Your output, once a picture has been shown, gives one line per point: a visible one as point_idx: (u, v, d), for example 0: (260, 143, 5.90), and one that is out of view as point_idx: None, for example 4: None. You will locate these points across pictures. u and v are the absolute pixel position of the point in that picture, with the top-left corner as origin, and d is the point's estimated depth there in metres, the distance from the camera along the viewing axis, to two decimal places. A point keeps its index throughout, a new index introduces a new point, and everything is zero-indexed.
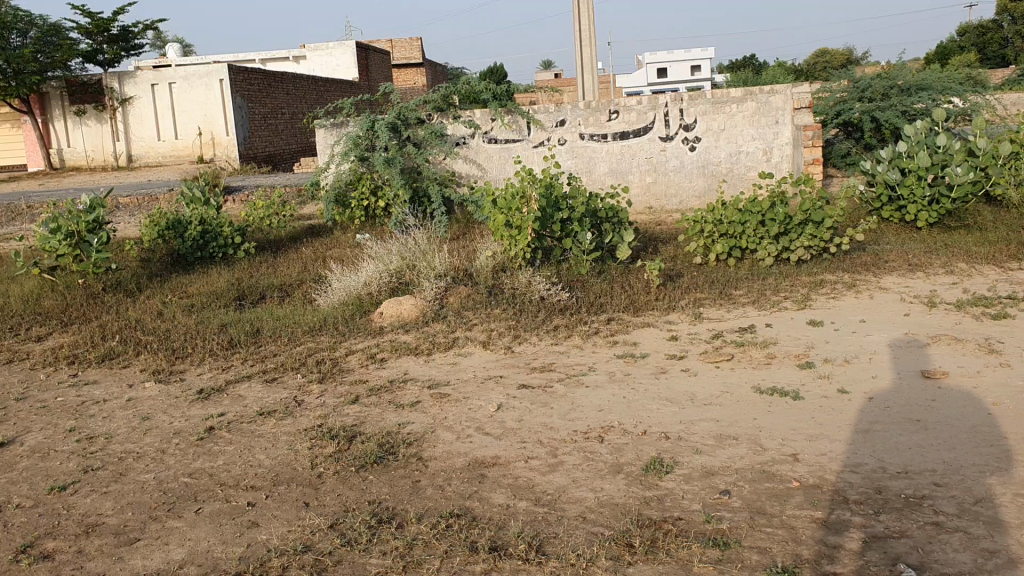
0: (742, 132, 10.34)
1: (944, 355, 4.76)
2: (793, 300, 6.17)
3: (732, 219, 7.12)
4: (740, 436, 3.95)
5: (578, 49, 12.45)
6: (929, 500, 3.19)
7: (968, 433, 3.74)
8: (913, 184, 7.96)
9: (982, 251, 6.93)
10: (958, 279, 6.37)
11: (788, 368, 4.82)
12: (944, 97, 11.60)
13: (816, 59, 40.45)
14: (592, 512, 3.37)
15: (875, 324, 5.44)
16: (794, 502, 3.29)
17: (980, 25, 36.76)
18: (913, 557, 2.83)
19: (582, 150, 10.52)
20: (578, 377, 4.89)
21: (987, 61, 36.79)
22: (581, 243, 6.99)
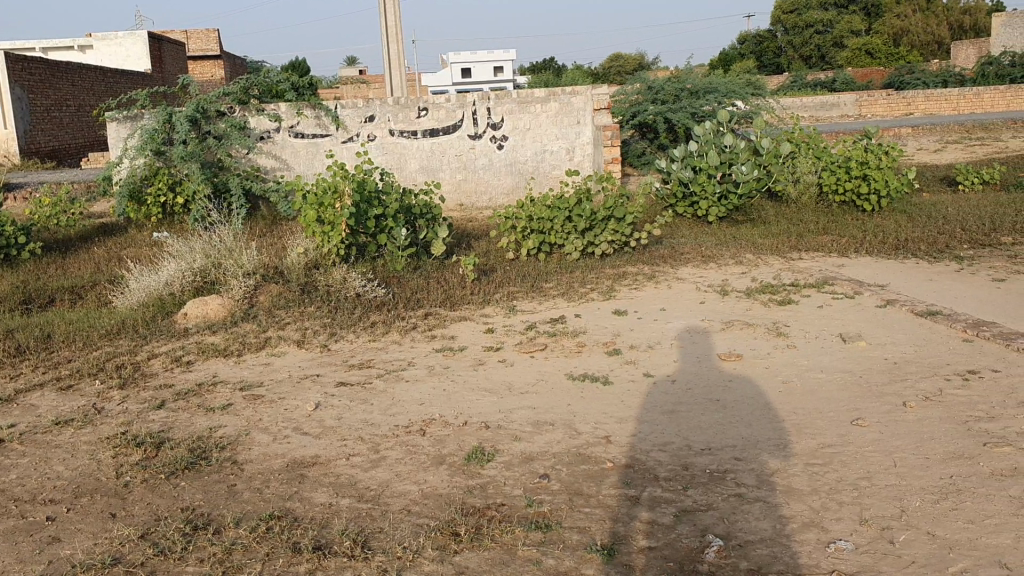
0: (547, 131, 10.68)
1: (738, 338, 5.09)
2: (600, 292, 6.40)
3: (542, 215, 7.29)
4: (556, 422, 4.07)
5: (385, 45, 12.35)
6: (731, 474, 3.41)
7: (761, 410, 4.03)
8: (704, 182, 8.45)
9: (767, 244, 7.45)
10: (746, 269, 6.82)
11: (598, 355, 5.01)
12: (730, 101, 12.37)
13: (611, 63, 42.03)
14: (416, 504, 3.38)
15: (674, 313, 5.74)
16: (609, 482, 3.43)
17: (757, 34, 39.48)
18: (719, 528, 3.02)
19: (393, 146, 10.48)
20: (396, 372, 4.88)
21: (763, 68, 39.33)
22: (396, 239, 7.00)
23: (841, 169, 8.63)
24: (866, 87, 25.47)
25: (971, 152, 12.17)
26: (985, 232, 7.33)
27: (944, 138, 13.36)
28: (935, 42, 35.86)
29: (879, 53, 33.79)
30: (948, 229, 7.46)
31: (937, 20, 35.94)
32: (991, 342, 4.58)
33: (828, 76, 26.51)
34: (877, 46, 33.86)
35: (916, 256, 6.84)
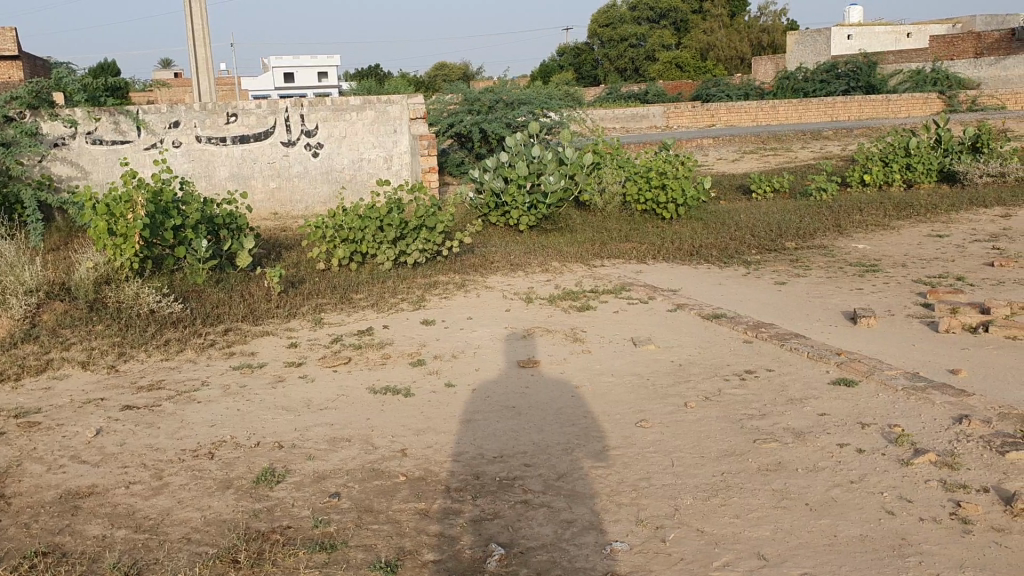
0: (362, 140, 10.54)
1: (540, 345, 5.18)
2: (409, 301, 6.38)
3: (353, 225, 7.14)
4: (352, 437, 4.00)
5: (192, 50, 11.89)
6: (519, 481, 3.45)
7: (554, 415, 4.11)
8: (514, 192, 8.59)
9: (572, 252, 7.66)
10: (551, 276, 6.99)
11: (401, 366, 4.97)
12: (542, 111, 12.66)
13: (434, 71, 42.19)
14: (197, 532, 3.24)
15: (480, 321, 5.79)
16: (400, 496, 3.40)
17: (576, 46, 40.73)
18: (503, 536, 3.05)
19: (200, 153, 10.08)
20: (189, 393, 4.67)
21: (581, 80, 40.54)
22: (195, 251, 6.71)
23: (643, 179, 9.00)
24: (675, 100, 26.71)
25: (765, 162, 12.94)
26: (771, 238, 7.81)
27: (741, 148, 14.17)
28: (738, 57, 38.01)
29: (687, 67, 35.48)
30: (740, 235, 7.90)
31: (739, 36, 38.26)
32: (768, 342, 4.87)
33: (641, 87, 27.67)
34: (686, 60, 35.58)
35: (708, 261, 7.21)
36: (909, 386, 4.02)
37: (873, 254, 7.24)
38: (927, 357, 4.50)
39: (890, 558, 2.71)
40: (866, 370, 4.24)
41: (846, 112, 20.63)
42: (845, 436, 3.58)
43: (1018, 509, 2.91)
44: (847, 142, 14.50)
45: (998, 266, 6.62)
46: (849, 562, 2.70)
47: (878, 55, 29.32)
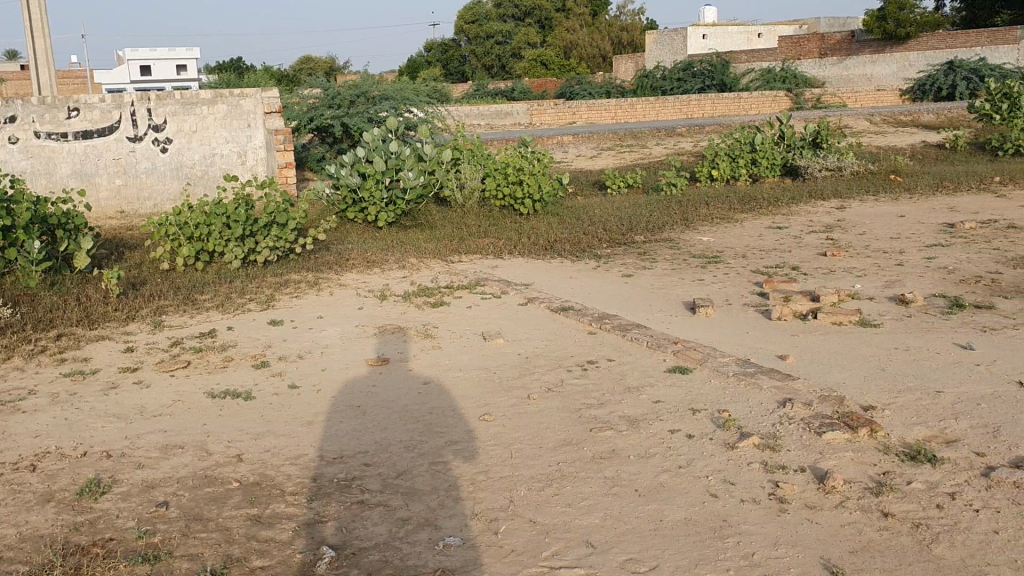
0: (214, 134, 10.20)
1: (389, 342, 5.14)
2: (257, 301, 6.21)
3: (198, 222, 6.91)
4: (186, 443, 3.87)
5: (29, 41, 11.25)
6: (357, 480, 3.41)
7: (398, 412, 4.08)
8: (371, 188, 8.50)
9: (429, 248, 7.63)
10: (407, 273, 6.94)
11: (243, 369, 4.83)
12: (404, 107, 12.58)
13: (298, 66, 41.38)
14: (11, 549, 3.05)
15: (329, 320, 5.70)
16: (232, 503, 3.31)
17: (442, 42, 40.76)
18: (336, 538, 3.00)
19: (39, 150, 9.58)
20: (13, 403, 4.41)
21: (449, 76, 40.57)
22: (28, 252, 6.33)
23: (500, 174, 9.06)
24: (541, 97, 27.02)
25: (621, 159, 13.24)
26: (622, 232, 8.00)
27: (600, 145, 14.45)
28: (600, 55, 38.74)
29: (552, 65, 35.96)
30: (594, 229, 8.06)
31: (601, 34, 39.02)
32: (612, 333, 4.97)
33: (507, 84, 27.88)
34: (551, 57, 36.08)
35: (562, 255, 7.32)
36: (740, 372, 4.18)
37: (718, 245, 7.51)
38: (759, 345, 4.69)
39: (711, 539, 2.81)
40: (701, 358, 4.39)
41: (701, 111, 21.36)
42: (676, 422, 3.70)
43: (830, 486, 3.07)
44: (700, 138, 14.99)
45: (830, 255, 6.98)
46: (672, 546, 2.78)
47: (730, 54, 30.52)
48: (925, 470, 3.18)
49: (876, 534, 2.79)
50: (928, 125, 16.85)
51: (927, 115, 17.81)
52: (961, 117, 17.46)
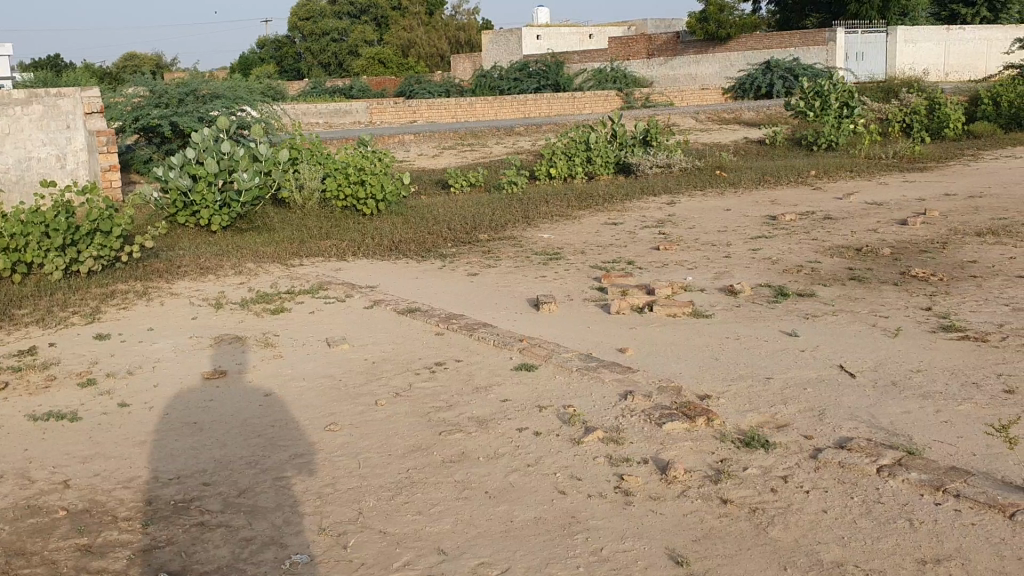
0: (29, 137, 9.50)
1: (227, 353, 4.94)
2: (82, 314, 5.85)
3: (12, 231, 6.45)
4: (5, 472, 3.59)
5: None
6: (196, 501, 3.25)
7: (239, 427, 3.93)
8: (204, 191, 8.18)
9: (268, 251, 7.41)
10: (244, 278, 6.72)
11: (67, 388, 4.53)
12: (238, 106, 12.17)
13: (121, 63, 39.39)
14: None
15: (162, 332, 5.43)
16: (59, 534, 3.09)
17: (276, 40, 39.80)
18: (176, 564, 2.86)
19: None
20: None
21: (284, 74, 39.63)
22: None
23: (340, 174, 8.92)
24: (380, 96, 26.80)
25: (462, 158, 13.29)
26: (465, 231, 8.02)
27: (440, 144, 14.46)
28: (438, 54, 38.74)
29: (390, 63, 35.71)
30: (437, 229, 8.04)
31: (438, 33, 39.03)
32: (457, 334, 4.97)
33: (344, 83, 27.52)
34: (388, 56, 35.83)
35: (406, 255, 7.26)
36: (583, 366, 4.27)
37: (558, 242, 7.65)
38: (601, 339, 4.80)
39: (561, 537, 2.84)
40: (545, 355, 4.45)
41: (538, 110, 21.72)
42: (523, 420, 3.73)
43: (672, 476, 3.17)
44: (537, 137, 15.24)
45: (663, 249, 7.23)
46: (522, 546, 2.80)
47: (565, 54, 31.24)
48: (759, 455, 3.33)
49: (717, 521, 2.89)
50: (748, 123, 17.77)
51: (748, 113, 18.78)
52: (778, 114, 18.51)
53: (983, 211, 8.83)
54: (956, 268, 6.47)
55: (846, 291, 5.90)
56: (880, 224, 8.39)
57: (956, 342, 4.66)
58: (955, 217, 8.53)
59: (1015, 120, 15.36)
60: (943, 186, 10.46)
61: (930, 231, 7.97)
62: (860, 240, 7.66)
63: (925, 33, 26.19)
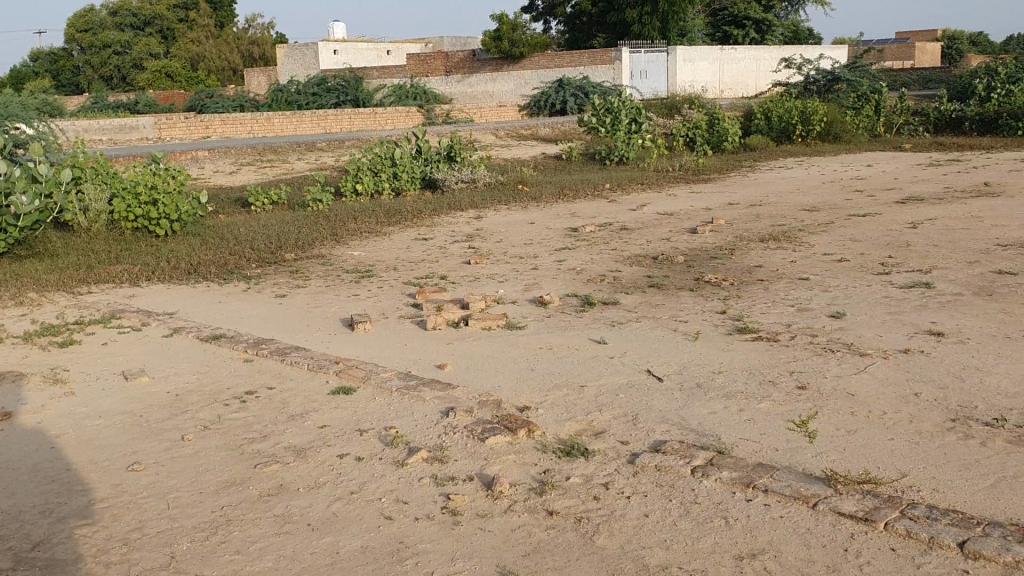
0: None
1: (10, 393, 4.52)
2: None
3: None
4: None
5: None
6: None
7: (29, 473, 3.59)
8: None
9: (51, 279, 6.86)
10: (26, 309, 6.18)
11: None
12: (12, 123, 11.25)
13: None
14: None
15: None
16: None
17: (50, 52, 37.28)
18: None
19: None
20: None
21: (60, 88, 37.13)
22: None
23: (130, 194, 8.42)
24: (168, 111, 25.61)
25: (261, 175, 12.89)
26: (269, 250, 7.75)
27: (237, 160, 13.97)
28: (230, 68, 37.48)
29: (178, 77, 34.22)
30: (240, 249, 7.74)
31: (229, 47, 37.80)
32: (268, 359, 4.78)
33: (130, 98, 26.11)
34: (176, 69, 34.33)
35: (207, 278, 6.94)
36: (402, 386, 4.21)
37: (367, 259, 7.55)
38: (417, 357, 4.76)
39: (390, 564, 2.77)
40: (362, 376, 4.35)
41: (338, 125, 21.43)
42: (343, 445, 3.63)
43: (497, 491, 3.17)
44: (339, 153, 15.03)
45: (473, 263, 7.29)
46: None
47: (363, 70, 31.08)
48: (580, 464, 3.39)
49: (545, 533, 2.91)
50: (545, 139, 18.31)
51: (544, 129, 19.36)
52: (573, 130, 19.20)
53: (763, 218, 9.46)
54: (744, 273, 6.89)
55: (648, 298, 6.15)
56: (673, 233, 8.82)
57: (751, 342, 4.95)
58: (740, 225, 9.10)
59: (784, 133, 16.63)
60: (728, 196, 11.15)
61: (719, 238, 8.47)
62: (656, 248, 8.03)
63: (700, 52, 28.03)
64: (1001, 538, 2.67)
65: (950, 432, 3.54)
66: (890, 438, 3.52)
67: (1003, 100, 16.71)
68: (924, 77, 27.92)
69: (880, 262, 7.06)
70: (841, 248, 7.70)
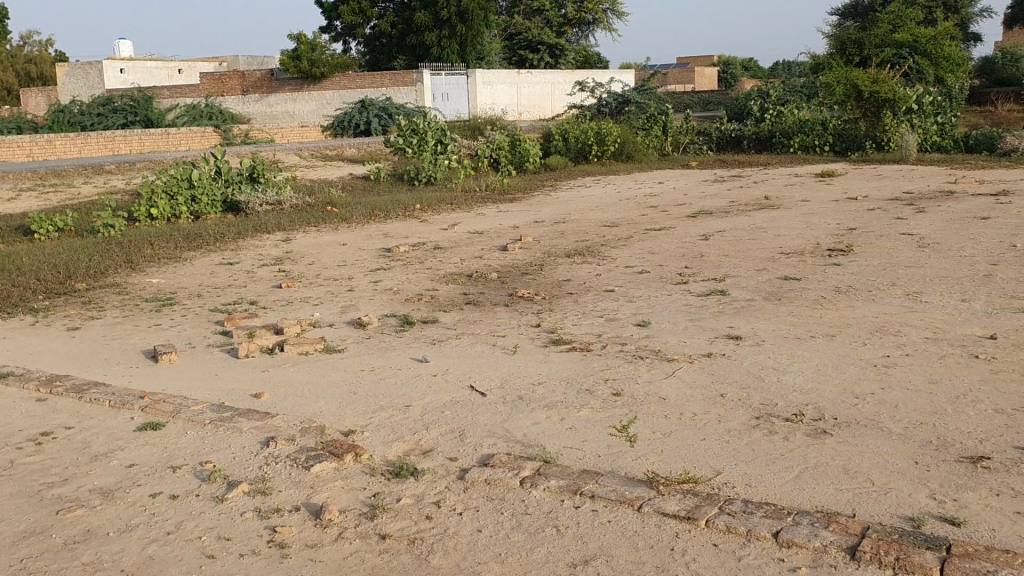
0: None
1: None
2: None
3: None
4: None
5: None
6: None
7: None
8: None
9: None
10: None
11: None
12: None
13: None
14: None
15: None
16: None
17: None
18: None
19: None
20: None
21: None
22: None
23: None
24: None
25: (45, 200, 12.04)
26: (58, 281, 7.24)
27: (16, 185, 12.98)
28: (4, 88, 34.83)
29: None
30: (24, 280, 7.18)
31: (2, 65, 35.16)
32: (64, 397, 4.44)
33: None
34: None
35: None
36: (216, 418, 4.02)
37: (169, 286, 7.19)
38: (230, 387, 4.57)
39: None
40: (172, 411, 4.12)
41: (128, 147, 20.33)
42: (156, 484, 3.42)
43: (327, 519, 3.08)
44: (130, 175, 14.27)
45: (284, 286, 7.10)
46: None
47: (153, 89, 29.72)
48: (409, 485, 3.35)
49: (378, 558, 2.85)
50: (351, 160, 18.14)
51: (349, 149, 19.18)
52: (378, 151, 19.13)
53: (568, 234, 9.76)
54: (555, 287, 7.07)
55: (464, 314, 6.20)
56: (484, 250, 8.93)
57: (568, 353, 5.07)
58: (547, 241, 9.34)
59: (581, 153, 17.25)
60: (534, 214, 11.44)
61: (528, 254, 8.66)
62: (468, 266, 8.11)
63: (498, 75, 28.70)
64: (809, 525, 2.85)
65: (755, 429, 3.77)
66: (703, 438, 3.69)
67: (774, 120, 18.12)
68: (704, 100, 29.86)
69: (678, 272, 7.45)
70: (642, 260, 8.06)
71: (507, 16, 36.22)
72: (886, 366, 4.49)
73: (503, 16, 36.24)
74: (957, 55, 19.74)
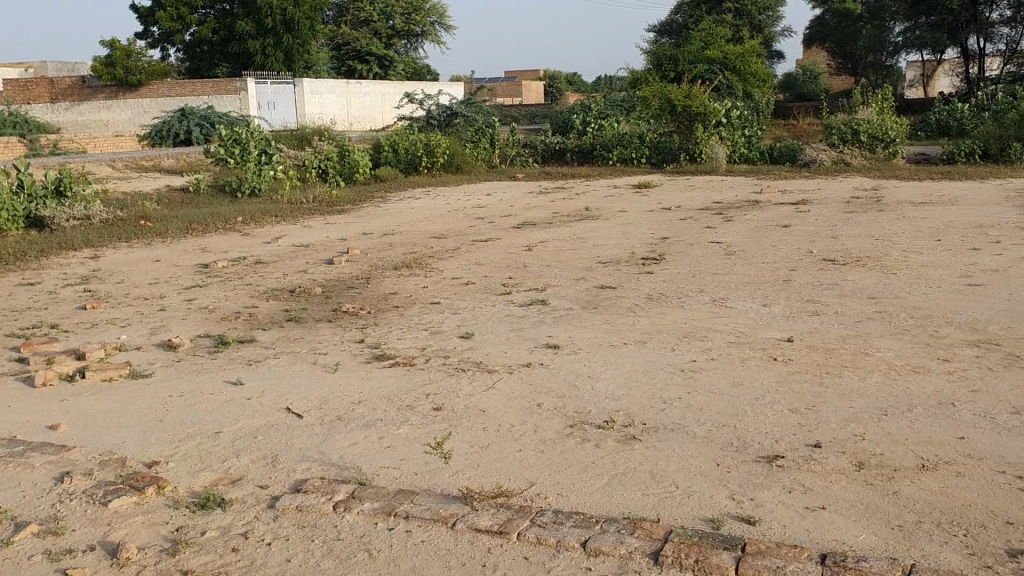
0: None
1: None
2: None
3: None
4: None
5: None
6: None
7: None
8: None
9: None
10: None
11: None
12: None
13: None
14: None
15: None
16: None
17: None
18: None
19: None
20: None
21: None
22: None
23: None
24: None
25: None
26: None
27: None
28: None
29: None
30: None
31: None
32: None
33: None
34: None
35: None
36: (5, 455, 3.72)
37: None
38: (23, 419, 4.25)
39: None
40: None
41: None
42: None
43: (123, 559, 2.90)
44: None
45: (89, 308, 6.68)
46: None
47: None
48: (216, 516, 3.21)
49: None
50: (169, 171, 17.36)
51: (167, 160, 18.34)
52: (199, 161, 18.42)
53: (395, 247, 9.69)
54: (380, 301, 6.99)
55: (284, 332, 6.03)
56: (308, 264, 8.72)
57: (389, 369, 5.01)
58: (374, 254, 9.23)
59: (411, 165, 17.22)
60: (361, 226, 11.30)
61: (354, 268, 8.54)
62: (291, 281, 7.90)
63: (326, 85, 28.24)
64: (616, 533, 2.92)
65: (569, 437, 3.84)
66: (519, 449, 3.73)
67: (595, 133, 18.70)
68: (530, 114, 30.51)
69: (501, 282, 7.53)
70: (467, 271, 8.10)
71: (334, 25, 35.77)
72: (692, 370, 4.68)
73: (329, 25, 35.69)
74: (762, 72, 21.00)
